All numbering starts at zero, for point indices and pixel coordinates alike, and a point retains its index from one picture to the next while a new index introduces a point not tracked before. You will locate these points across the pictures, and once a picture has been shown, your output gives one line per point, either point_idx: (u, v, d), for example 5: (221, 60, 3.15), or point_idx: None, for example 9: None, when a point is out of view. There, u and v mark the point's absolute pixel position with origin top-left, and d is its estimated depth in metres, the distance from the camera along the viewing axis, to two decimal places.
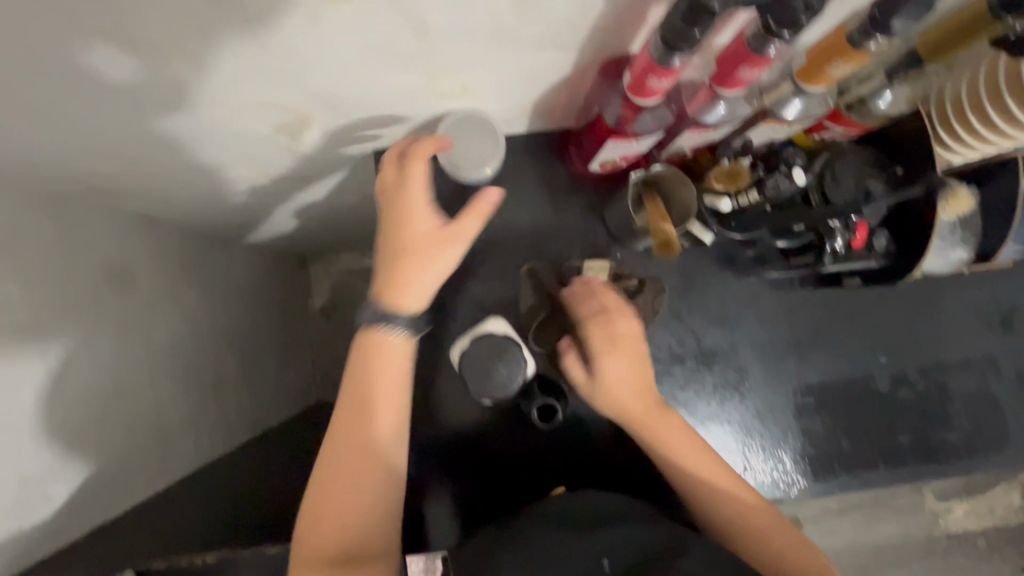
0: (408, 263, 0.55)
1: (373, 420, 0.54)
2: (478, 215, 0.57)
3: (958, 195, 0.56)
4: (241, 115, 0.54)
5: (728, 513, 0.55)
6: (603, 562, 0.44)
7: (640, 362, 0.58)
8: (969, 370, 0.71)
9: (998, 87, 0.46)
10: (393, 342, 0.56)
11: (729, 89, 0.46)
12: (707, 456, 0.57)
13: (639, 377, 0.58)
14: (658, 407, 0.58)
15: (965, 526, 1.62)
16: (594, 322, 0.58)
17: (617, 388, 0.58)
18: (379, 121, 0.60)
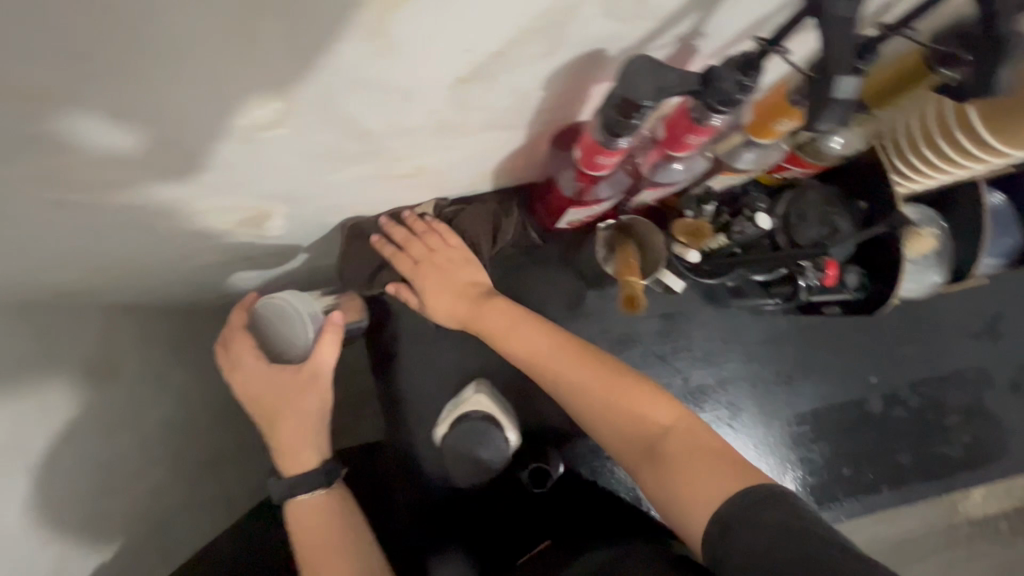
0: (284, 429, 0.60)
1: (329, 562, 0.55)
2: (333, 334, 0.61)
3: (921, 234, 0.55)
4: (202, 220, 0.54)
5: (576, 395, 0.53)
6: None
7: (449, 270, 0.62)
8: (961, 382, 0.70)
9: (947, 126, 0.46)
10: (312, 504, 0.59)
11: (680, 152, 0.46)
12: (562, 350, 0.55)
13: (458, 284, 0.62)
14: (479, 298, 0.60)
15: (985, 510, 1.62)
16: (408, 246, 0.63)
17: (443, 305, 0.61)
18: (341, 204, 0.59)
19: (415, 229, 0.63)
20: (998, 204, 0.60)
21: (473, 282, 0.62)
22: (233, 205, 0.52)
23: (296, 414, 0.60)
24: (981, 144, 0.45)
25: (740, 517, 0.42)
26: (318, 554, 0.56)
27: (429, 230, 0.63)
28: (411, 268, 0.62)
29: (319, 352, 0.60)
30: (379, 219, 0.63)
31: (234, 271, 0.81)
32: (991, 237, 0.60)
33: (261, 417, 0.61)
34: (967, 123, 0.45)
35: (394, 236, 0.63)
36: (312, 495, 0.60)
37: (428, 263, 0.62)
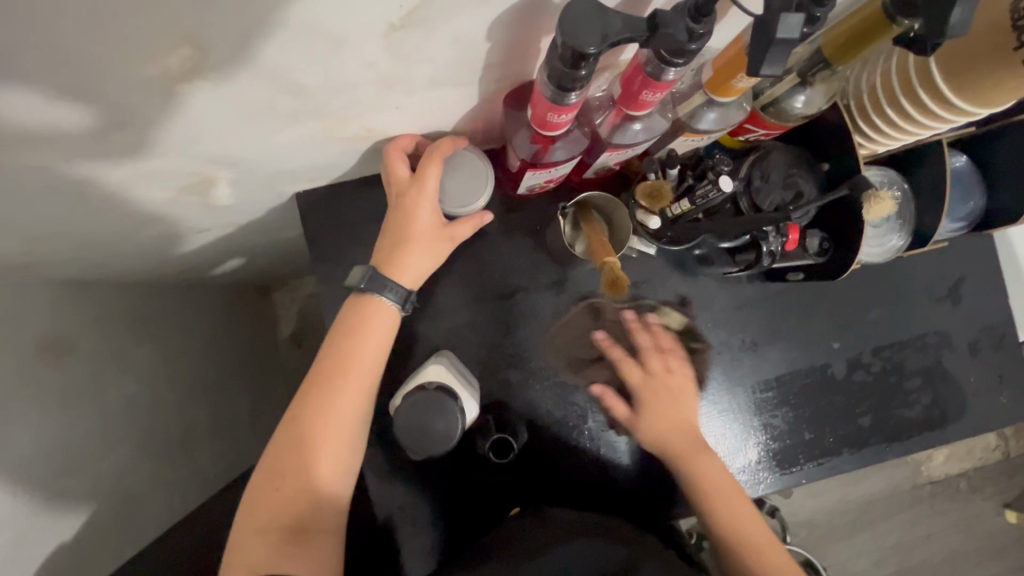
0: (402, 251, 0.55)
1: (342, 387, 0.52)
2: (473, 225, 0.56)
3: (881, 197, 0.55)
4: (137, 184, 0.51)
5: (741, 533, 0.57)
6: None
7: (679, 401, 0.64)
8: (922, 345, 0.71)
9: (911, 84, 0.45)
10: (377, 313, 0.54)
11: (638, 110, 0.44)
12: (741, 504, 0.59)
13: (679, 419, 0.63)
14: (698, 442, 0.62)
15: (946, 471, 1.70)
16: (646, 356, 0.66)
17: (660, 426, 0.62)
18: (290, 169, 0.57)
19: (660, 341, 0.67)
20: (961, 166, 0.60)
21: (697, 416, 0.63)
22: (168, 170, 0.49)
23: (418, 255, 0.55)
24: (943, 101, 0.44)
25: None
26: (348, 360, 0.53)
27: (671, 348, 0.67)
28: (641, 378, 0.64)
29: (462, 228, 0.56)
30: (626, 317, 0.67)
31: (188, 243, 0.78)
32: (953, 199, 0.59)
33: (400, 218, 0.55)
34: (929, 79, 0.44)
35: (637, 340, 0.67)
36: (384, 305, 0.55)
37: (659, 385, 0.64)
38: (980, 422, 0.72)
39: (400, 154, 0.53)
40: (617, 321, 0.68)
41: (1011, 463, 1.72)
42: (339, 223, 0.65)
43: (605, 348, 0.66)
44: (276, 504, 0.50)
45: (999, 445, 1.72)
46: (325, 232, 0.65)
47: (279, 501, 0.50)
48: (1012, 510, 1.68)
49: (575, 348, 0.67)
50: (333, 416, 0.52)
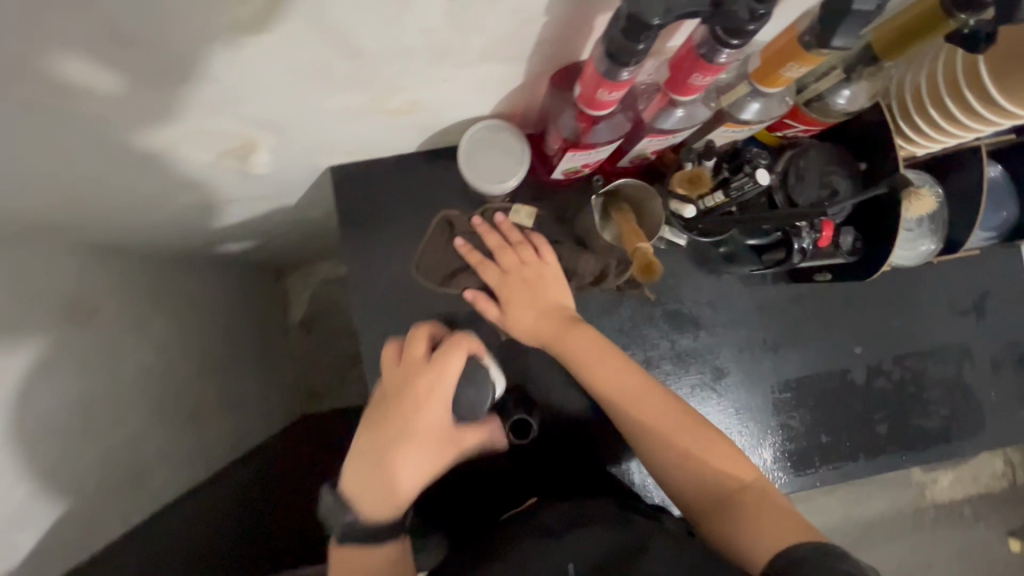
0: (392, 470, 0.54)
1: (423, 407, 0.56)
2: (462, 361, 0.56)
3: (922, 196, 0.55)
4: (182, 144, 0.52)
5: (647, 423, 0.55)
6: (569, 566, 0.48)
7: (537, 285, 0.62)
8: (944, 356, 0.71)
9: (959, 85, 0.45)
10: (437, 397, 0.56)
11: (685, 95, 0.44)
12: (641, 385, 0.57)
13: (544, 303, 0.62)
14: (568, 321, 0.60)
15: (950, 495, 1.69)
16: (499, 254, 0.64)
17: (527, 317, 0.61)
18: (329, 140, 0.57)
19: (507, 236, 0.65)
20: (996, 176, 0.60)
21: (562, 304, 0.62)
22: (214, 130, 0.50)
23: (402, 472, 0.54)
24: (990, 103, 0.44)
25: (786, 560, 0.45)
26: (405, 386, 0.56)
27: (523, 242, 0.64)
28: (499, 277, 0.63)
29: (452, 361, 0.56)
30: (474, 221, 0.65)
31: (218, 213, 0.79)
32: (987, 209, 0.59)
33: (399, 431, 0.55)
34: (977, 79, 0.44)
35: (488, 243, 0.65)
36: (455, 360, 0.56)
37: (512, 278, 0.63)
38: (999, 438, 0.71)
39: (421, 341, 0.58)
40: (469, 230, 0.67)
41: (1017, 491, 1.71)
42: (371, 199, 0.66)
43: (467, 253, 0.65)
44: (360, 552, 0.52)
45: (1006, 472, 1.71)
46: (356, 208, 0.66)
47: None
48: (1016, 539, 1.67)
49: (443, 261, 0.66)
50: (403, 443, 0.55)
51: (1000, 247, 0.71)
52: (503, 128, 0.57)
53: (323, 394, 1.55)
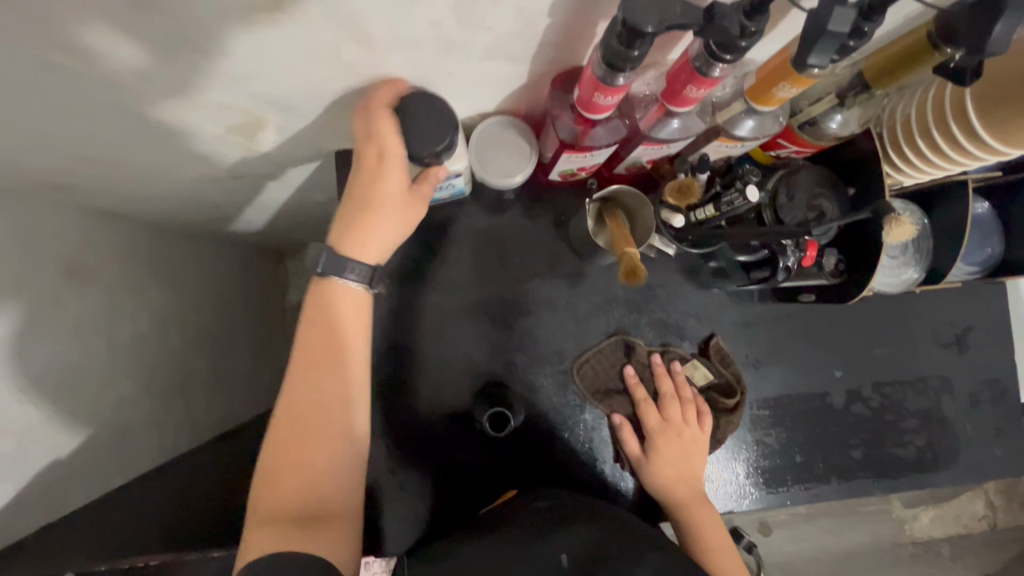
0: (363, 212, 0.53)
1: (385, 158, 0.50)
2: (392, 91, 0.49)
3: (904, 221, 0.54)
4: (191, 115, 0.53)
5: (701, 534, 0.61)
6: (563, 558, 0.49)
7: (686, 447, 0.66)
8: (923, 387, 0.72)
9: (946, 116, 0.47)
10: (390, 159, 0.51)
11: (681, 107, 0.46)
12: (713, 517, 0.62)
13: (685, 467, 0.65)
14: (699, 494, 0.64)
15: (929, 533, 1.69)
16: (666, 402, 0.67)
17: (666, 468, 0.65)
18: (335, 124, 0.59)
19: (680, 389, 0.68)
20: (983, 213, 0.61)
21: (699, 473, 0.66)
22: (224, 104, 0.51)
23: (371, 225, 0.53)
24: (974, 136, 0.46)
25: None
26: (372, 166, 0.51)
27: (692, 401, 0.68)
28: (658, 424, 0.66)
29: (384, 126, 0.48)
30: (656, 360, 0.68)
31: (225, 189, 0.81)
32: (971, 244, 0.60)
33: (366, 197, 0.52)
34: (963, 112, 0.45)
35: (661, 386, 0.68)
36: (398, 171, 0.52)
37: (670, 432, 0.66)
38: (972, 472, 0.72)
39: (367, 118, 0.49)
40: (645, 363, 0.70)
41: (995, 534, 1.71)
42: None
43: (631, 385, 0.68)
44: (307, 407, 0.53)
45: (986, 514, 1.72)
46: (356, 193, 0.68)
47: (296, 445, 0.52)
48: None
49: (609, 379, 0.69)
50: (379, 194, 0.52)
51: (986, 284, 0.72)
52: (520, 126, 0.58)
53: None
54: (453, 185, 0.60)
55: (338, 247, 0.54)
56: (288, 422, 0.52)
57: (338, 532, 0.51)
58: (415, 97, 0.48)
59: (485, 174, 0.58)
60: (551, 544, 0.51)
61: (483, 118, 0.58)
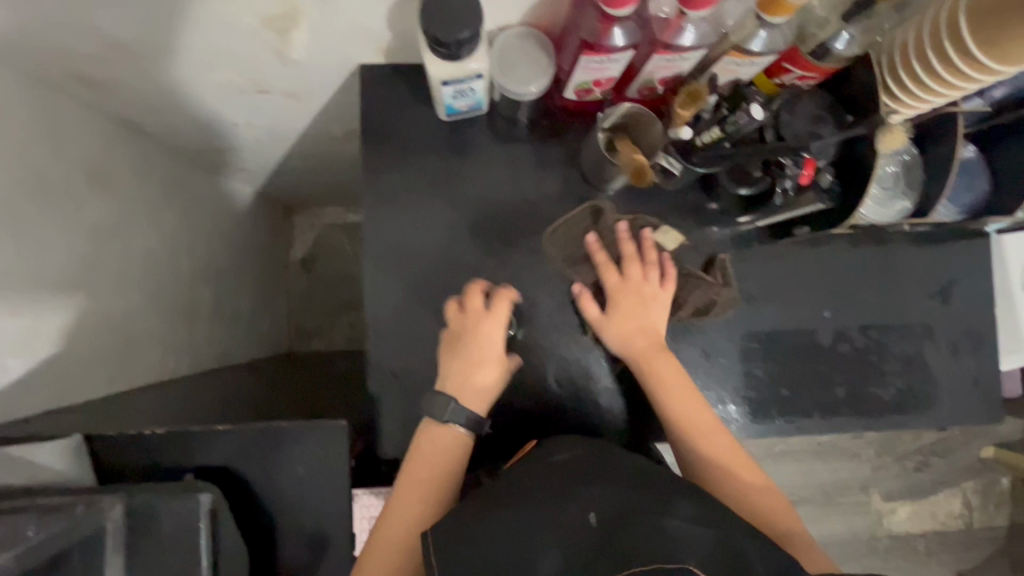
0: (478, 365, 0.64)
1: (483, 364, 0.64)
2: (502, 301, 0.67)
3: (893, 130, 0.57)
4: (233, 1, 0.56)
5: (683, 416, 0.61)
6: (592, 515, 0.47)
7: (646, 305, 0.66)
8: (906, 333, 0.75)
9: (941, 37, 0.49)
10: (491, 324, 0.65)
11: (696, 9, 0.49)
12: (695, 400, 0.62)
13: (644, 319, 0.66)
14: (660, 348, 0.65)
15: (906, 528, 1.72)
16: (626, 263, 0.67)
17: (626, 328, 0.65)
18: (365, 26, 0.62)
19: (644, 253, 0.68)
20: (971, 155, 0.64)
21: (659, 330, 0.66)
22: None
23: (485, 340, 0.65)
24: (968, 54, 0.48)
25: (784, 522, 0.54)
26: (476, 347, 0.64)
27: (654, 262, 0.68)
28: (615, 283, 0.66)
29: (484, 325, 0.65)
30: (621, 226, 0.68)
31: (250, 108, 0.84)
32: (954, 184, 0.65)
33: (480, 357, 0.64)
34: (957, 31, 0.48)
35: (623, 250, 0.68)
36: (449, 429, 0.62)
37: (628, 289, 0.66)
38: (947, 418, 0.75)
39: (482, 295, 0.67)
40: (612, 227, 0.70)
41: (970, 533, 1.74)
42: (394, 101, 0.72)
43: (594, 246, 0.68)
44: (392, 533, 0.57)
45: (961, 513, 1.74)
46: (378, 107, 0.71)
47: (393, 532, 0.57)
48: None
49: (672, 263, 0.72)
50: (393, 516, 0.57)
51: (971, 239, 0.76)
52: (539, 38, 0.61)
53: (312, 333, 1.58)
54: (470, 94, 0.63)
55: (460, 399, 0.63)
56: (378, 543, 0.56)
57: None
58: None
59: (502, 83, 0.62)
60: (579, 503, 0.48)
61: (502, 30, 0.61)
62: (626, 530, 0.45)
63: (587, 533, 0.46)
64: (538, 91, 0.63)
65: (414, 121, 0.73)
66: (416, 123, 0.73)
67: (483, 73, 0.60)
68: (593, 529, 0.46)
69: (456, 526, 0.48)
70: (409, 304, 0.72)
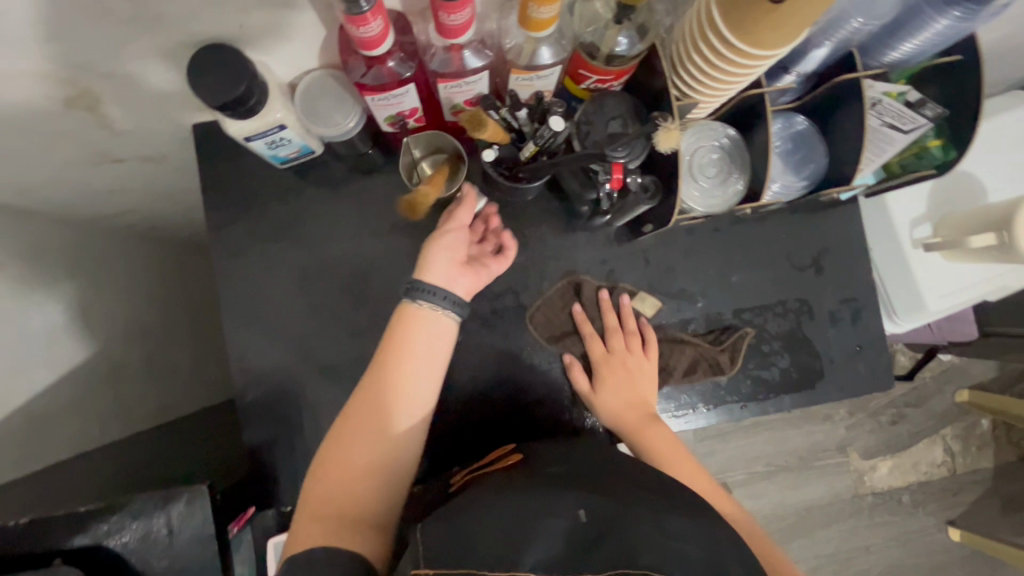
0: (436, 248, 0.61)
1: (446, 230, 0.62)
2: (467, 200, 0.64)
3: (670, 129, 0.54)
4: (20, 92, 0.56)
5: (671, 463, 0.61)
6: (582, 512, 0.42)
7: (632, 375, 0.69)
8: (782, 311, 0.74)
9: (703, 29, 0.48)
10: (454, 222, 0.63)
11: (454, 37, 0.49)
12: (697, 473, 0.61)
13: (633, 395, 0.67)
14: (649, 416, 0.66)
15: (889, 484, 1.68)
16: (610, 335, 0.71)
17: (615, 400, 0.67)
18: (172, 91, 0.62)
19: (624, 322, 0.71)
20: (802, 126, 0.63)
21: (647, 398, 0.68)
22: (39, 78, 0.54)
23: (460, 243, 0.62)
24: (727, 43, 0.47)
25: None
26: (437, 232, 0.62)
27: (635, 331, 0.71)
28: (601, 355, 0.70)
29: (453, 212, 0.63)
30: (602, 296, 0.72)
31: (109, 177, 0.83)
32: (788, 159, 0.64)
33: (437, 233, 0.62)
34: (713, 23, 0.47)
35: (604, 321, 0.71)
36: (435, 311, 0.57)
37: (614, 361, 0.69)
38: (837, 389, 0.74)
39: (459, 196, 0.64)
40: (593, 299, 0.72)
41: (955, 479, 1.70)
42: (231, 155, 0.72)
43: (580, 322, 0.71)
44: (352, 457, 0.52)
45: (945, 460, 1.69)
46: (217, 164, 0.71)
47: (374, 438, 0.53)
48: (954, 527, 1.66)
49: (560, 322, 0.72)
50: (363, 424, 0.53)
51: (837, 206, 0.74)
52: (340, 78, 0.61)
53: None
54: (290, 142, 0.63)
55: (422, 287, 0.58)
56: (326, 474, 0.51)
57: (364, 534, 0.48)
58: (205, 50, 0.50)
59: (315, 126, 0.62)
60: (570, 497, 0.43)
61: (305, 74, 0.61)
62: (617, 537, 0.40)
63: (579, 535, 0.40)
64: (359, 124, 0.63)
65: (256, 173, 0.73)
66: (258, 174, 0.73)
67: (287, 124, 0.59)
68: (585, 527, 0.41)
69: (441, 535, 0.39)
70: (276, 354, 0.72)
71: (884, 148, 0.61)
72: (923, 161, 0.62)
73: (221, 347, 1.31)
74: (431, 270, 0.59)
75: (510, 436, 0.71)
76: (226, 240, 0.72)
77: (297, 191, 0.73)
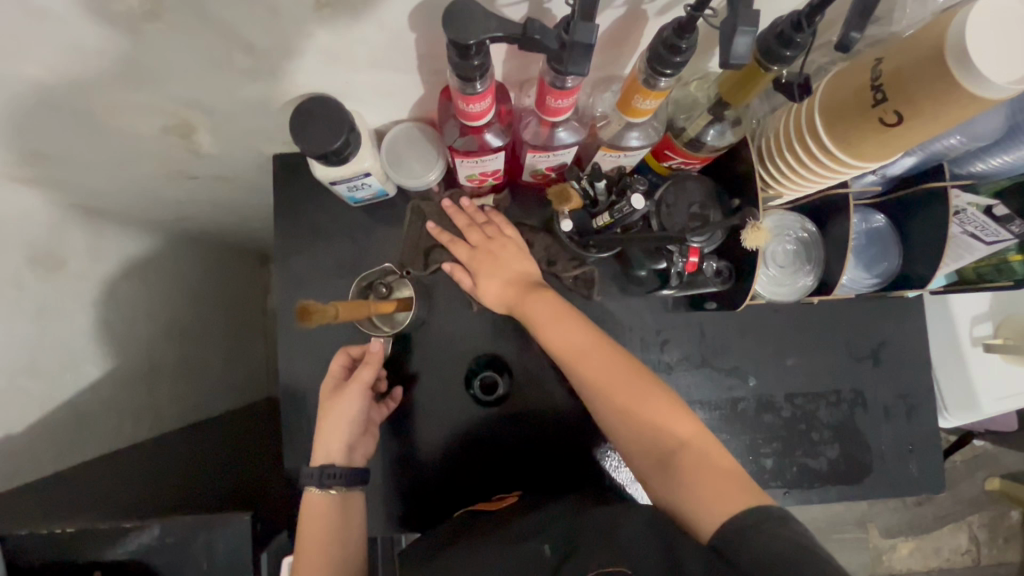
0: (331, 424, 0.63)
1: (344, 397, 0.63)
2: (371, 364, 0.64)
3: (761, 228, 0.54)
4: (127, 117, 0.58)
5: (568, 351, 0.56)
6: (547, 546, 0.49)
7: (501, 257, 0.63)
8: (836, 400, 0.72)
9: (801, 131, 0.49)
10: (354, 387, 0.64)
11: (555, 116, 0.49)
12: (604, 353, 0.55)
13: (510, 271, 0.62)
14: (529, 286, 0.61)
15: (908, 566, 1.62)
16: (466, 232, 0.65)
17: (496, 287, 0.62)
18: (264, 127, 0.64)
19: (472, 217, 0.66)
20: (880, 225, 0.63)
21: (524, 272, 0.63)
22: (148, 107, 0.56)
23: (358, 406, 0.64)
24: (826, 149, 0.47)
25: (744, 523, 0.44)
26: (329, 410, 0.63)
27: (472, 223, 0.65)
28: (467, 254, 0.64)
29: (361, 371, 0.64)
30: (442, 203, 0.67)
31: (183, 190, 0.86)
32: (859, 256, 0.64)
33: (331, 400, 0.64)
34: (813, 128, 0.47)
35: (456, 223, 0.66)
36: (324, 494, 0.62)
37: (483, 253, 0.63)
38: (884, 486, 0.72)
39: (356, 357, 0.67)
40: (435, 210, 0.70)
41: (979, 569, 1.63)
42: (306, 187, 0.73)
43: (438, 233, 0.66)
44: None
45: (970, 549, 1.63)
46: (292, 194, 0.73)
47: None
48: None
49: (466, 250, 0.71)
50: None
51: (902, 300, 0.73)
52: (428, 133, 0.63)
53: None
54: (370, 185, 0.64)
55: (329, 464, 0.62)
56: None
57: None
58: (310, 103, 0.52)
59: (398, 176, 0.63)
60: (535, 537, 0.51)
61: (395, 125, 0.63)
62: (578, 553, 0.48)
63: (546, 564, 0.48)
64: (439, 177, 0.64)
65: (327, 206, 0.74)
66: (329, 208, 0.74)
67: (373, 171, 0.61)
68: (550, 558, 0.48)
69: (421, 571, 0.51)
70: None
71: (965, 253, 0.60)
72: (1002, 273, 0.61)
73: (255, 354, 1.33)
74: (327, 432, 0.63)
75: (541, 482, 0.73)
76: (290, 268, 0.74)
77: (365, 228, 0.75)
